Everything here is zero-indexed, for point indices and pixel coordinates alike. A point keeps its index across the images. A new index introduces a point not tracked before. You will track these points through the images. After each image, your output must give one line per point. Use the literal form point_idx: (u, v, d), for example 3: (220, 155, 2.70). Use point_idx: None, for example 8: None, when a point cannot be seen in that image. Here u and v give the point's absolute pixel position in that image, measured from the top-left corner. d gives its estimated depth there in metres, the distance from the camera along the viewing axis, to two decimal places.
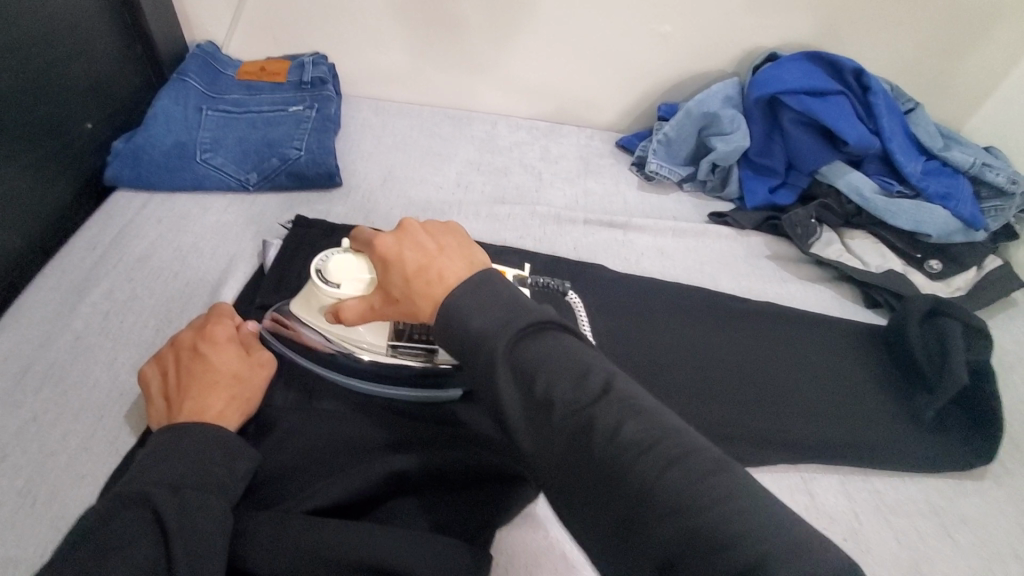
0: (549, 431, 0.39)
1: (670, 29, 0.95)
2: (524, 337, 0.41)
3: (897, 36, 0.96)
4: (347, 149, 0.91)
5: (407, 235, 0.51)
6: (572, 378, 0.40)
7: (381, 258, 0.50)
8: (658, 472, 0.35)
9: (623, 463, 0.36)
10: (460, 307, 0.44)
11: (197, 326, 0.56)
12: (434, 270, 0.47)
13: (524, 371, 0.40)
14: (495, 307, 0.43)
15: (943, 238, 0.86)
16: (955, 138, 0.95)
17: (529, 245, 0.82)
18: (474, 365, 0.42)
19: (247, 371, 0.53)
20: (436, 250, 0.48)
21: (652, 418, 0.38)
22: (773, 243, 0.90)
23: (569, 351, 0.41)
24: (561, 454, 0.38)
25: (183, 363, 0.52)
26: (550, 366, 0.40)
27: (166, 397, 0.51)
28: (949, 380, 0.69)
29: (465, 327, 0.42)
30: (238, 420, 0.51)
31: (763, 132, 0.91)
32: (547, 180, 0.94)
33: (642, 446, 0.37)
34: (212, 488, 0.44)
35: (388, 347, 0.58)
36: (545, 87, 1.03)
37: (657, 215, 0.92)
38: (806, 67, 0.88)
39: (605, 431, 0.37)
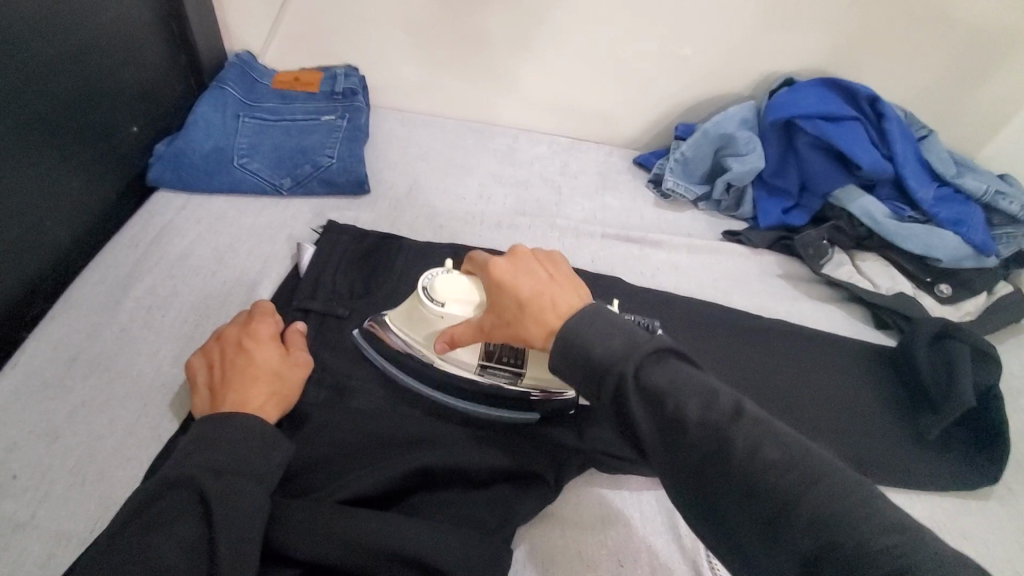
0: (682, 450, 0.42)
1: (691, 52, 0.98)
2: (656, 361, 0.44)
3: (913, 65, 0.98)
4: (374, 159, 0.94)
5: (519, 260, 0.53)
6: (703, 403, 0.42)
7: (492, 282, 0.53)
8: (820, 501, 0.37)
9: (777, 491, 0.38)
10: (580, 336, 0.46)
11: (240, 324, 0.59)
12: (547, 296, 0.50)
13: (653, 393, 0.43)
14: (612, 335, 0.45)
15: (952, 262, 0.89)
16: (968, 165, 0.97)
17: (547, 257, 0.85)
18: (598, 391, 0.44)
19: (285, 369, 0.56)
20: (550, 279, 0.51)
21: (808, 453, 0.40)
22: (785, 262, 0.92)
23: (695, 377, 0.44)
24: (691, 471, 0.41)
25: (226, 357, 0.55)
26: (679, 393, 0.42)
27: (209, 388, 0.54)
28: (955, 403, 0.70)
29: (586, 355, 0.45)
30: (274, 414, 0.53)
31: (778, 154, 0.94)
32: (566, 194, 0.97)
33: (802, 480, 0.39)
34: (250, 473, 0.46)
35: (478, 367, 0.59)
36: (566, 104, 1.06)
37: (673, 231, 0.95)
38: (823, 93, 0.91)
39: (754, 459, 0.40)
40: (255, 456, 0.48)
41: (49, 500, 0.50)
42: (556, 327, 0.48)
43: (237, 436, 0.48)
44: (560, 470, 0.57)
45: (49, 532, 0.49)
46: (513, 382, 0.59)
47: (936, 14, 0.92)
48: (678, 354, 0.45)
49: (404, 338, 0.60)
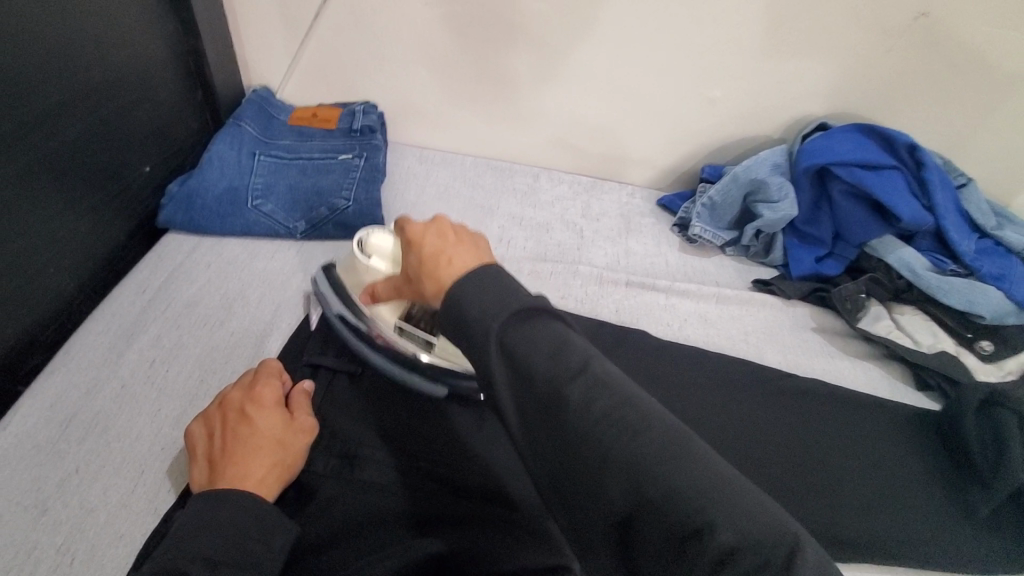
0: (531, 403, 0.37)
1: (718, 94, 0.95)
2: (526, 322, 0.39)
3: (952, 112, 0.94)
4: (391, 199, 0.92)
5: (433, 218, 0.49)
6: (553, 356, 0.38)
7: (399, 237, 0.49)
8: (646, 454, 0.35)
9: (603, 444, 0.35)
10: (460, 292, 0.40)
11: (243, 385, 0.56)
12: (447, 255, 0.44)
13: (512, 352, 0.38)
14: (499, 292, 0.40)
15: (997, 320, 0.83)
16: (1010, 216, 0.93)
17: (570, 307, 0.81)
18: (464, 347, 0.40)
19: (289, 438, 0.52)
20: (456, 238, 0.46)
21: (641, 406, 0.37)
22: (819, 314, 0.88)
23: (558, 336, 0.39)
24: (534, 428, 0.38)
25: (227, 424, 0.52)
26: (538, 351, 0.38)
27: (209, 461, 0.50)
28: (1008, 481, 0.65)
29: (459, 311, 0.39)
30: (278, 490, 0.49)
31: (811, 201, 0.90)
32: (588, 238, 0.94)
33: (631, 431, 0.36)
34: (246, 563, 0.42)
35: (397, 328, 0.62)
36: (587, 143, 1.03)
37: (699, 278, 0.91)
38: (858, 139, 0.88)
39: (588, 418, 0.36)
40: (253, 542, 0.44)
41: None
42: (445, 283, 0.42)
43: (232, 519, 0.44)
44: None
45: None
46: (425, 349, 0.61)
47: (980, 66, 0.88)
48: (557, 315, 0.41)
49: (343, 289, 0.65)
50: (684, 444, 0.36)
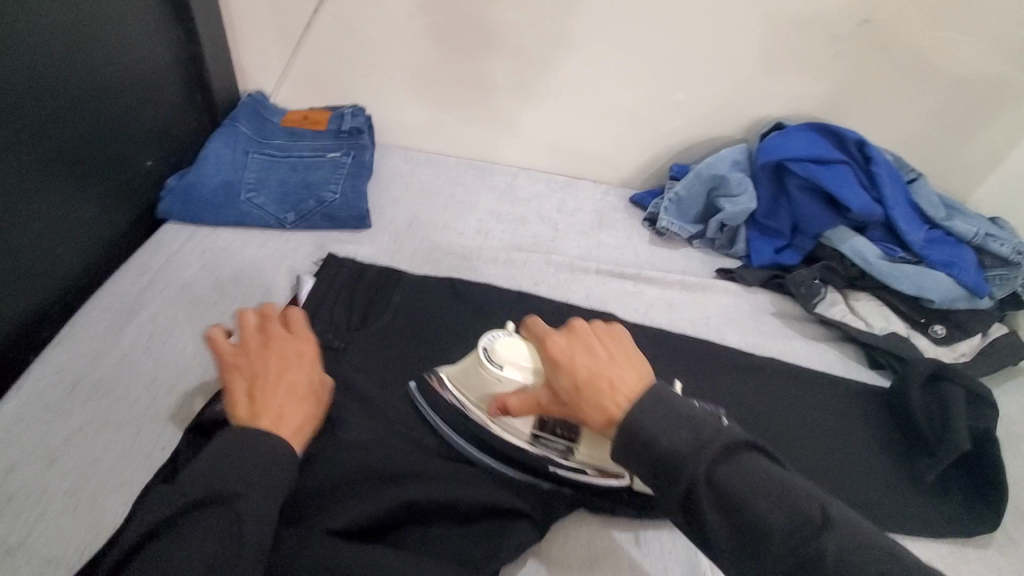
0: (750, 546, 0.42)
1: (684, 97, 1.02)
2: (725, 458, 0.44)
3: (901, 113, 1.01)
4: (377, 195, 0.98)
5: (581, 343, 0.55)
6: (689, 432, 0.45)
7: (552, 360, 0.54)
8: (789, 518, 0.42)
9: (748, 510, 0.42)
10: (641, 424, 0.47)
11: (281, 332, 0.60)
12: (606, 381, 0.51)
13: (727, 495, 0.43)
14: (675, 423, 0.46)
15: (945, 303, 0.89)
16: (959, 208, 0.98)
17: (541, 292, 0.87)
18: (660, 485, 0.45)
19: (319, 394, 0.58)
20: (611, 360, 0.53)
21: (775, 476, 0.44)
22: (778, 300, 0.94)
23: (753, 467, 0.44)
24: (773, 574, 0.41)
25: (275, 367, 0.57)
26: (749, 492, 0.43)
27: (251, 396, 0.54)
28: (952, 446, 0.69)
29: (652, 445, 0.45)
30: (307, 437, 0.55)
31: (770, 195, 0.97)
32: (562, 231, 0.99)
33: (771, 498, 0.43)
34: (272, 493, 0.48)
35: (533, 436, 0.60)
36: (564, 144, 1.10)
37: (666, 268, 0.96)
38: (811, 137, 0.94)
39: (725, 482, 0.44)
40: (280, 476, 0.49)
41: (41, 523, 0.51)
42: (617, 413, 0.49)
43: (266, 454, 0.49)
44: (544, 509, 0.58)
45: (38, 557, 0.49)
46: (564, 456, 0.59)
47: (921, 66, 0.96)
48: (751, 445, 0.46)
49: (461, 397, 0.62)
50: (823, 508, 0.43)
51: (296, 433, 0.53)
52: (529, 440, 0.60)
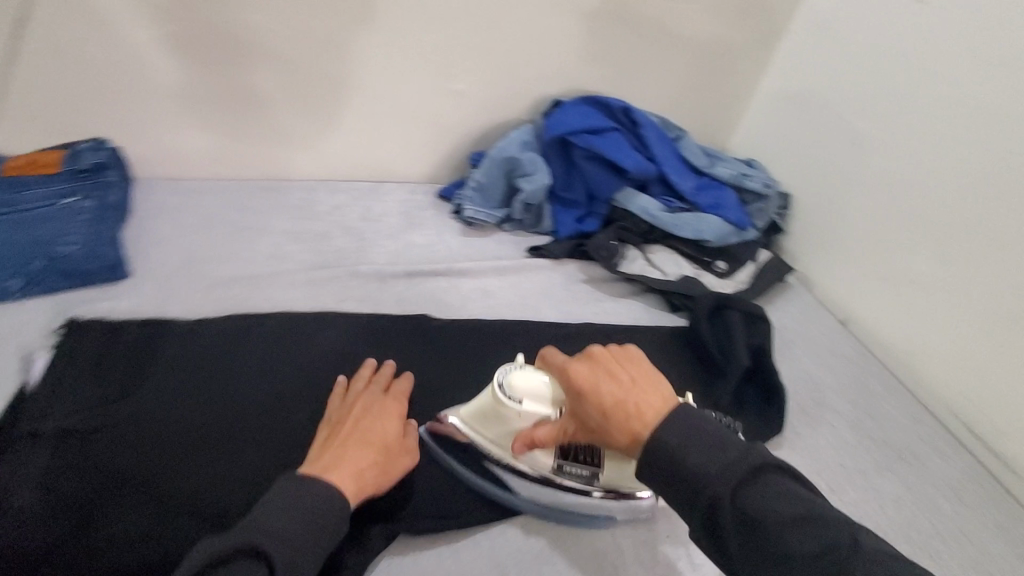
0: (761, 546, 0.45)
1: (465, 86, 1.02)
2: (752, 479, 0.47)
3: (660, 77, 1.11)
4: (140, 238, 0.86)
5: (604, 372, 0.57)
6: (723, 454, 0.48)
7: (578, 391, 0.57)
8: (765, 494, 0.47)
9: (768, 515, 0.45)
10: (675, 445, 0.49)
11: (380, 394, 0.68)
12: (632, 405, 0.54)
13: (749, 514, 0.46)
14: (707, 445, 0.49)
15: (721, 240, 1.01)
16: (717, 155, 1.12)
17: (350, 308, 0.81)
18: (688, 499, 0.48)
19: (395, 449, 0.63)
20: (634, 387, 0.55)
21: (819, 509, 0.47)
22: (586, 266, 0.98)
23: (786, 492, 0.47)
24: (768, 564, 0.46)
25: (357, 417, 0.63)
26: (770, 502, 0.46)
27: (329, 440, 0.61)
28: (736, 364, 0.79)
29: (677, 462, 0.49)
30: (369, 485, 0.58)
31: (563, 169, 1.02)
32: (368, 240, 0.95)
33: (787, 500, 0.46)
34: (317, 543, 0.50)
35: (556, 466, 0.65)
36: (358, 150, 1.05)
37: (479, 256, 0.96)
38: (586, 110, 1.00)
39: (751, 497, 0.46)
40: (322, 510, 0.51)
41: None
42: (641, 434, 0.52)
43: (314, 502, 0.52)
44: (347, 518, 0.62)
45: None
46: (590, 483, 0.65)
47: (665, 34, 1.06)
48: (782, 467, 0.49)
49: (483, 438, 0.66)
50: (810, 503, 0.47)
51: (356, 477, 0.57)
52: (552, 470, 0.65)
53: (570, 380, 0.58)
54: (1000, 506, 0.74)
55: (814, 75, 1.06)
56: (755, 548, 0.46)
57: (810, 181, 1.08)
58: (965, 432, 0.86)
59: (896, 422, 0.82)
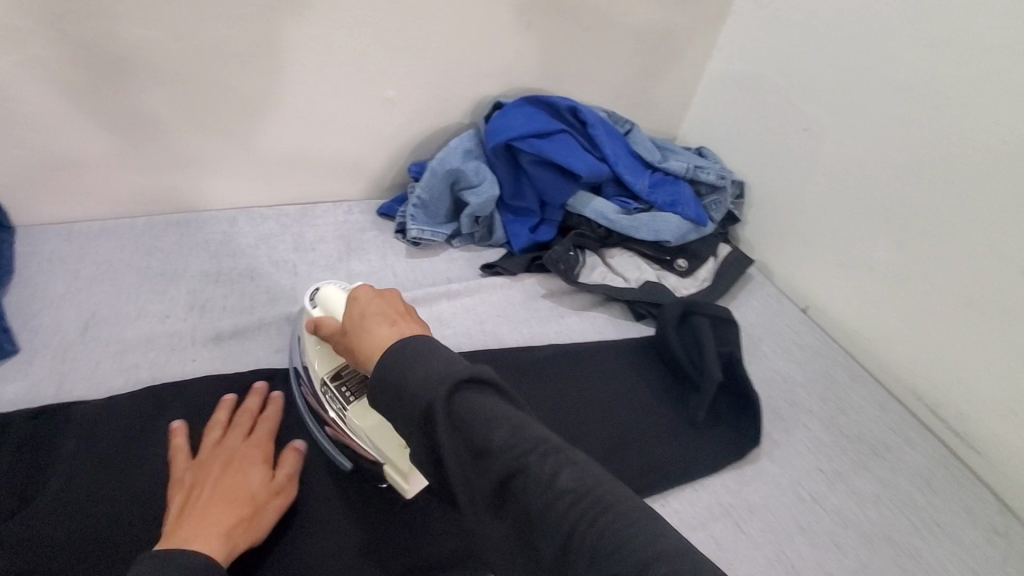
0: (472, 453, 0.43)
1: (394, 93, 0.93)
2: (463, 389, 0.45)
3: (603, 69, 1.06)
4: (26, 303, 0.74)
5: (381, 294, 0.62)
6: (444, 366, 0.46)
7: (350, 300, 0.63)
8: (478, 399, 0.45)
9: (480, 427, 0.43)
10: (413, 352, 0.49)
11: (242, 439, 0.62)
12: (394, 320, 0.58)
13: (461, 419, 0.44)
14: (432, 359, 0.47)
15: (680, 239, 0.97)
16: (669, 147, 1.08)
17: (287, 361, 0.73)
18: (404, 406, 0.46)
19: (265, 497, 0.58)
20: (399, 313, 0.59)
21: (540, 433, 0.44)
22: (544, 280, 0.93)
23: (489, 405, 0.44)
24: (479, 470, 0.43)
25: (213, 472, 0.57)
26: (480, 414, 0.43)
27: (183, 508, 0.54)
28: (709, 377, 0.75)
29: (404, 367, 0.47)
30: (241, 544, 0.53)
31: (510, 177, 0.95)
32: (303, 273, 0.85)
33: (502, 418, 0.43)
34: None
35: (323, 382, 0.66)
36: (282, 171, 0.94)
37: (429, 281, 0.89)
38: (528, 112, 0.93)
39: (465, 405, 0.44)
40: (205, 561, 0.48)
41: None
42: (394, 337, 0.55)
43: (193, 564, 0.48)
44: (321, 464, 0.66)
45: None
46: (339, 414, 0.65)
47: (603, 23, 0.99)
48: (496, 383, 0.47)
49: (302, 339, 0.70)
50: (517, 414, 0.45)
51: (219, 539, 0.52)
52: (320, 384, 0.66)
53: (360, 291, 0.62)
54: (971, 491, 0.75)
55: (759, 60, 1.03)
56: (472, 461, 0.43)
57: (762, 169, 1.05)
58: (929, 416, 0.86)
59: (864, 414, 0.82)
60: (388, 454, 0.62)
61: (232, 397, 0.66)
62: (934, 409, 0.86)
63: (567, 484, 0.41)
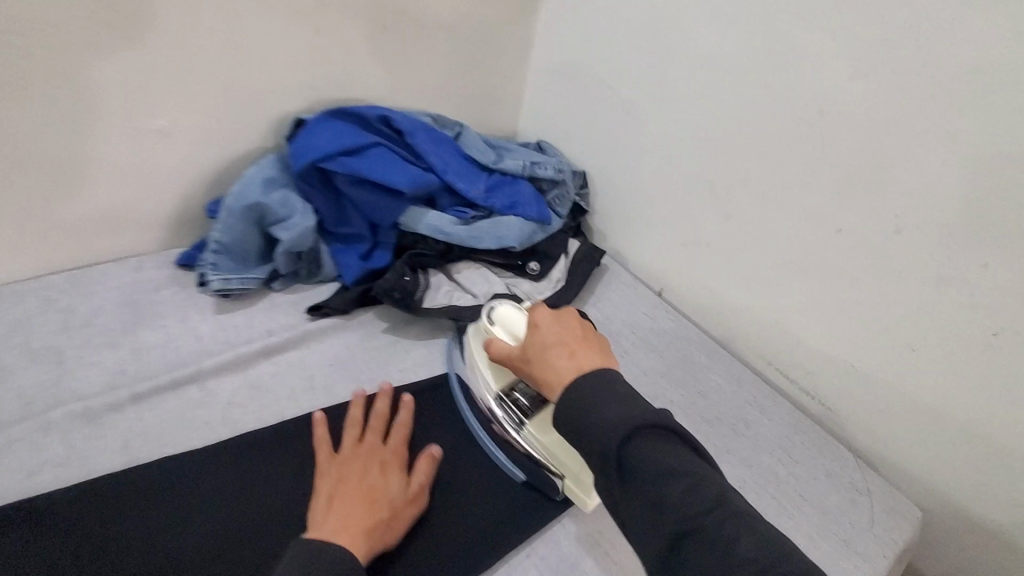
0: (641, 505, 0.47)
1: (164, 123, 0.78)
2: (651, 429, 0.48)
3: (420, 69, 0.97)
4: None
5: (560, 319, 0.63)
6: (621, 411, 0.49)
7: (532, 324, 0.63)
8: (655, 446, 0.48)
9: (652, 485, 0.46)
10: (599, 382, 0.52)
11: (378, 442, 0.64)
12: (571, 352, 0.58)
13: (630, 467, 0.47)
14: (620, 392, 0.51)
15: (527, 242, 0.91)
16: (505, 146, 1.02)
17: (49, 481, 0.58)
18: (582, 442, 0.50)
19: (401, 501, 0.60)
20: (579, 341, 0.59)
21: (718, 487, 0.47)
22: (384, 312, 0.84)
23: (675, 454, 0.48)
24: (651, 527, 0.46)
25: (356, 471, 0.60)
26: (656, 467, 0.46)
27: (330, 500, 0.58)
28: None
29: (590, 403, 0.50)
30: (377, 545, 0.56)
31: (328, 202, 0.84)
32: (73, 360, 0.69)
33: (676, 478, 0.46)
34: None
35: (497, 397, 0.69)
36: (35, 235, 0.76)
37: (244, 337, 0.76)
38: (333, 127, 0.82)
39: (633, 452, 0.48)
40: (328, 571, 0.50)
41: None
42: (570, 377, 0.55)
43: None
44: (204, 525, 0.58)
45: None
46: (518, 428, 0.68)
47: (407, 19, 0.90)
48: (681, 434, 0.50)
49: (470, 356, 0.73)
50: (698, 467, 0.47)
51: (363, 540, 0.54)
52: (494, 399, 0.69)
53: (532, 316, 0.63)
54: (825, 450, 0.77)
55: (577, 45, 0.99)
56: (641, 508, 0.47)
57: (600, 156, 1.03)
58: (782, 379, 0.88)
59: (722, 392, 0.82)
60: (570, 466, 0.64)
61: (322, 415, 0.66)
62: (785, 373, 0.87)
63: (743, 543, 0.44)
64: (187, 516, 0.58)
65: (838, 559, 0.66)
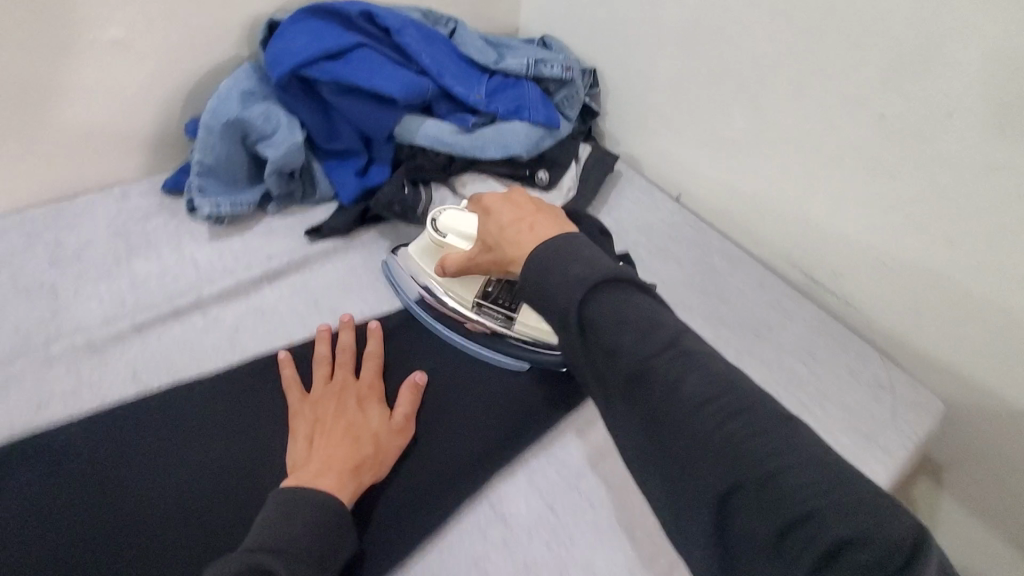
0: (605, 362, 0.46)
1: (123, 33, 0.70)
2: (610, 282, 0.47)
3: None
4: None
5: (511, 199, 0.60)
6: (584, 267, 0.49)
7: (483, 211, 0.61)
8: (618, 302, 0.46)
9: (616, 341, 0.45)
10: (553, 253, 0.50)
11: (352, 376, 0.62)
12: (525, 226, 0.56)
13: (593, 323, 0.46)
14: (579, 257, 0.49)
15: (534, 150, 0.84)
16: (505, 44, 0.92)
17: (60, 413, 0.58)
18: (550, 309, 0.49)
19: (384, 434, 0.57)
20: (533, 215, 0.57)
21: (680, 339, 0.45)
22: (386, 231, 0.79)
23: (636, 306, 0.46)
24: (614, 379, 0.45)
25: (331, 411, 0.58)
26: (618, 323, 0.45)
27: (309, 443, 0.56)
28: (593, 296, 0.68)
29: (547, 267, 0.50)
30: (363, 485, 0.54)
31: (315, 116, 0.77)
32: (68, 292, 0.67)
33: (642, 332, 0.45)
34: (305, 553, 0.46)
35: (477, 305, 0.67)
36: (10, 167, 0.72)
37: (243, 262, 0.73)
38: (312, 27, 0.74)
39: (596, 313, 0.46)
40: (303, 533, 0.47)
41: None
42: (526, 251, 0.54)
43: (295, 525, 0.47)
44: (229, 426, 0.59)
45: None
46: (507, 323, 0.67)
47: None
48: (647, 293, 0.48)
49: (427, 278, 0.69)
50: (664, 321, 0.46)
51: (347, 479, 0.53)
52: (474, 307, 0.67)
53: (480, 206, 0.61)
54: (851, 349, 0.72)
55: None
56: (609, 369, 0.46)
57: (610, 49, 0.93)
58: (805, 282, 0.83)
59: (741, 297, 0.78)
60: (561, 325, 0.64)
61: (286, 354, 0.63)
62: (810, 275, 0.82)
63: (691, 380, 0.43)
64: (209, 425, 0.58)
65: (862, 456, 0.64)
